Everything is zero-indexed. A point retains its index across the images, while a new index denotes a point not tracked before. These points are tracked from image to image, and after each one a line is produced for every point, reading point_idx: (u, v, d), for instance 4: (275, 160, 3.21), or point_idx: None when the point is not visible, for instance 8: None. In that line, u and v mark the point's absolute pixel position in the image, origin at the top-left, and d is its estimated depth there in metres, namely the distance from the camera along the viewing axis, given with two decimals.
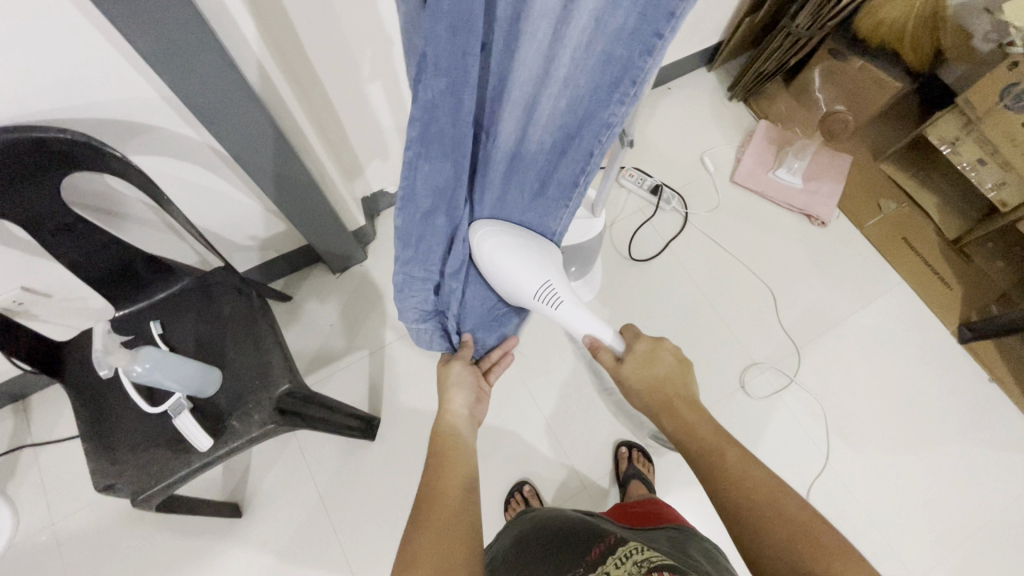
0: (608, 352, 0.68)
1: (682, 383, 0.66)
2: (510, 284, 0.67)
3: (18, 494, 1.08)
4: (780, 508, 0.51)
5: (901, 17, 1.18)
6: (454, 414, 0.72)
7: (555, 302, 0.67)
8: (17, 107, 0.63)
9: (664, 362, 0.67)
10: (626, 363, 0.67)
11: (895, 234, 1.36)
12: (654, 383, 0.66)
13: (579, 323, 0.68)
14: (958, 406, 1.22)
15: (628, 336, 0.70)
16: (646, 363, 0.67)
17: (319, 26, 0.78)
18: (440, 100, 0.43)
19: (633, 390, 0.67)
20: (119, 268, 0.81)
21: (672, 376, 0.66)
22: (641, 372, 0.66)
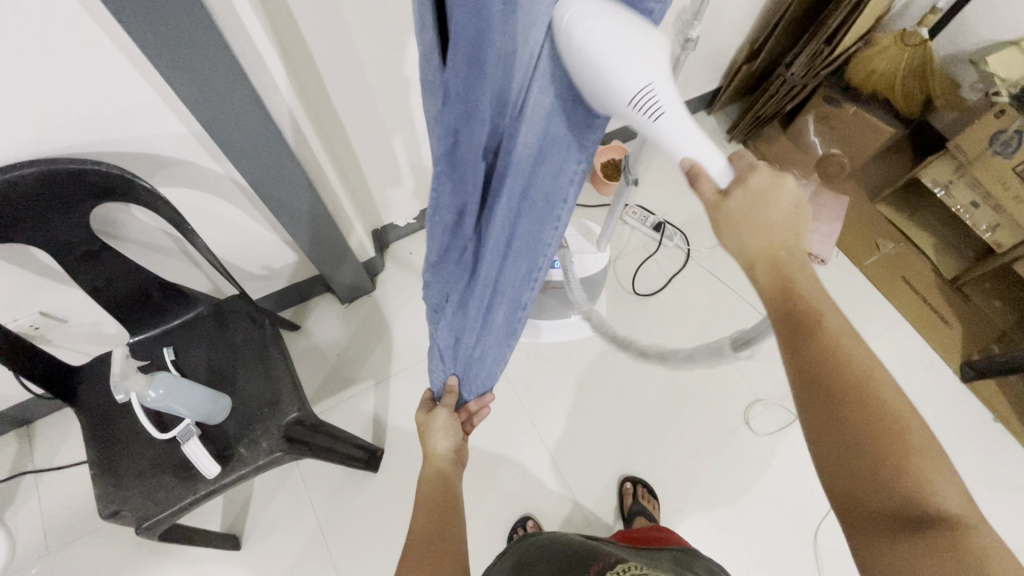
0: (711, 183, 0.40)
1: (793, 229, 0.43)
2: (596, 82, 0.37)
3: (15, 522, 1.07)
4: (874, 400, 0.40)
5: (890, 68, 1.25)
6: (439, 456, 0.76)
7: (655, 114, 0.38)
8: (58, 139, 0.66)
9: (780, 204, 0.42)
10: (734, 199, 0.41)
11: (894, 273, 1.38)
12: (761, 226, 0.43)
13: (681, 141, 0.39)
14: (965, 444, 1.22)
15: (739, 165, 0.43)
16: (757, 202, 0.42)
17: (342, 68, 0.83)
18: (460, 133, 0.39)
19: (726, 234, 0.43)
20: (137, 294, 0.84)
21: (788, 220, 0.43)
22: (745, 219, 0.42)
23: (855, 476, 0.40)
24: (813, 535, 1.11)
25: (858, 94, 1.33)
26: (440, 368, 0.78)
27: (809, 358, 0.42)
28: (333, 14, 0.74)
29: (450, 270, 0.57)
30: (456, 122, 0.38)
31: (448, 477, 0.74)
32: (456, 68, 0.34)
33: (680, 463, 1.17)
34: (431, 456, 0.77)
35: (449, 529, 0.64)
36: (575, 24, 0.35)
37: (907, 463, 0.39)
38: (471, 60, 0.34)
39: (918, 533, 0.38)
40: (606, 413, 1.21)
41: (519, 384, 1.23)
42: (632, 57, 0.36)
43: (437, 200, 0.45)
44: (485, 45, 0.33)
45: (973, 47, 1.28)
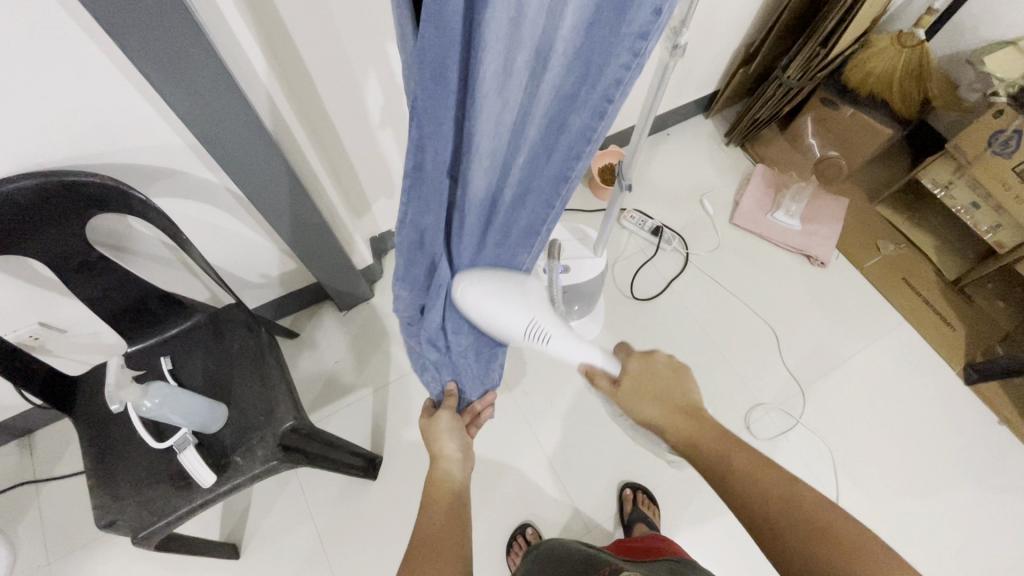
0: (604, 374, 0.66)
1: (677, 385, 0.63)
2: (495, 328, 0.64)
3: (16, 531, 1.08)
4: (801, 512, 0.51)
5: (889, 68, 1.25)
6: (447, 459, 0.74)
7: (545, 338, 0.64)
8: (54, 151, 0.67)
9: (657, 375, 0.65)
10: (622, 384, 0.65)
11: (896, 275, 1.37)
12: (654, 395, 0.63)
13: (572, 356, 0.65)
14: (971, 449, 1.20)
15: (620, 356, 0.67)
16: (645, 379, 0.64)
17: (336, 78, 0.84)
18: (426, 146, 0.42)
19: (636, 410, 0.64)
20: (135, 304, 0.84)
21: (670, 385, 0.64)
22: (638, 394, 0.64)
23: None
24: None
25: (856, 96, 1.32)
26: (434, 376, 0.81)
27: (742, 497, 0.53)
28: (325, 26, 0.75)
29: (422, 280, 0.61)
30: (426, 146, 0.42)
31: (455, 480, 0.72)
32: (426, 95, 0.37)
33: (680, 469, 1.17)
34: (437, 460, 0.75)
35: (458, 537, 0.63)
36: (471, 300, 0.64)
37: (855, 558, 0.47)
38: (435, 84, 0.36)
39: None
40: (606, 419, 1.21)
41: (519, 391, 1.23)
42: (510, 312, 0.63)
43: (405, 216, 0.50)
44: (449, 68, 0.36)
45: (969, 48, 1.28)
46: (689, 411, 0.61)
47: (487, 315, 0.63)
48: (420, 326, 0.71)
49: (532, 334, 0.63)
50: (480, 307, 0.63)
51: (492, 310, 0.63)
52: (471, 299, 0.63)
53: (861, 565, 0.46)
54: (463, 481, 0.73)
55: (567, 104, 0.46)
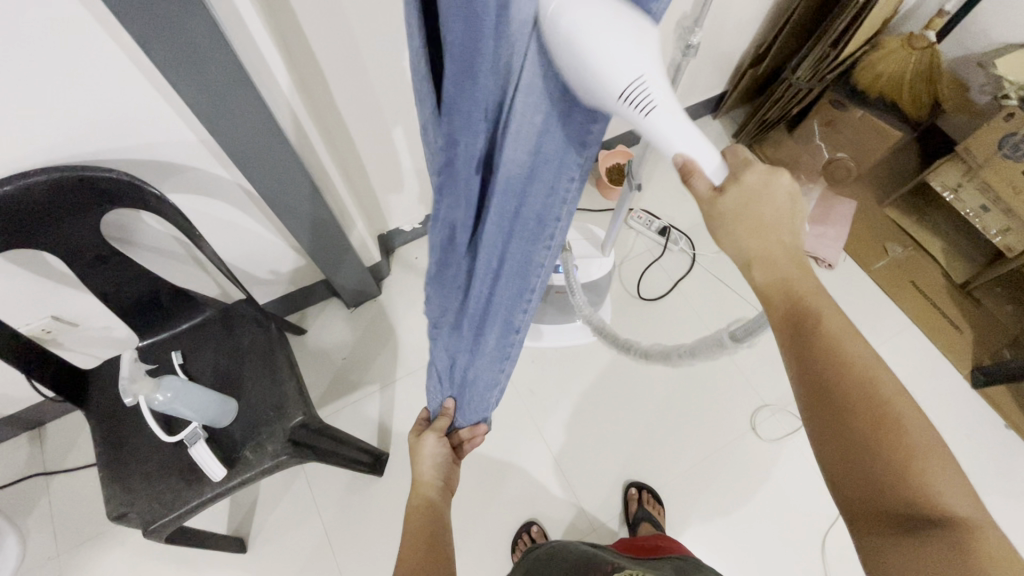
0: (704, 179, 0.41)
1: (785, 231, 0.46)
2: (584, 81, 0.33)
3: (27, 523, 1.09)
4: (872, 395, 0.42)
5: (898, 70, 1.25)
6: (426, 486, 0.77)
7: (646, 108, 0.36)
8: (69, 147, 0.68)
9: (769, 198, 0.44)
10: (725, 197, 0.42)
11: (903, 277, 1.37)
12: (755, 223, 0.44)
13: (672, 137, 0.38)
14: (977, 452, 1.20)
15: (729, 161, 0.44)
16: (749, 199, 0.43)
17: (348, 76, 0.84)
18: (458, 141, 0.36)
19: (727, 234, 0.45)
20: (147, 298, 0.85)
21: (779, 217, 0.45)
22: (737, 213, 0.44)
23: (857, 471, 0.42)
24: (821, 542, 1.09)
25: (865, 97, 1.31)
26: (437, 389, 0.78)
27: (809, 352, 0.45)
28: (339, 24, 0.76)
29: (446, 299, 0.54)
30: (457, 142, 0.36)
31: (433, 501, 0.75)
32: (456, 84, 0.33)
33: (686, 469, 1.17)
34: (416, 480, 0.78)
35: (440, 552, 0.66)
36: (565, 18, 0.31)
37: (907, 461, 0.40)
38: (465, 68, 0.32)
39: (919, 529, 0.39)
40: (612, 418, 1.21)
41: (525, 389, 1.23)
42: (622, 50, 0.33)
43: (436, 230, 0.43)
44: (478, 56, 0.31)
45: (980, 50, 1.27)
46: (786, 250, 0.46)
47: (594, 53, 0.32)
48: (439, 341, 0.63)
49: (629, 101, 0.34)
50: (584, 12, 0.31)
51: (602, 44, 0.31)
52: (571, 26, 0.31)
53: (905, 466, 0.40)
54: (442, 503, 0.76)
55: (574, 105, 0.37)
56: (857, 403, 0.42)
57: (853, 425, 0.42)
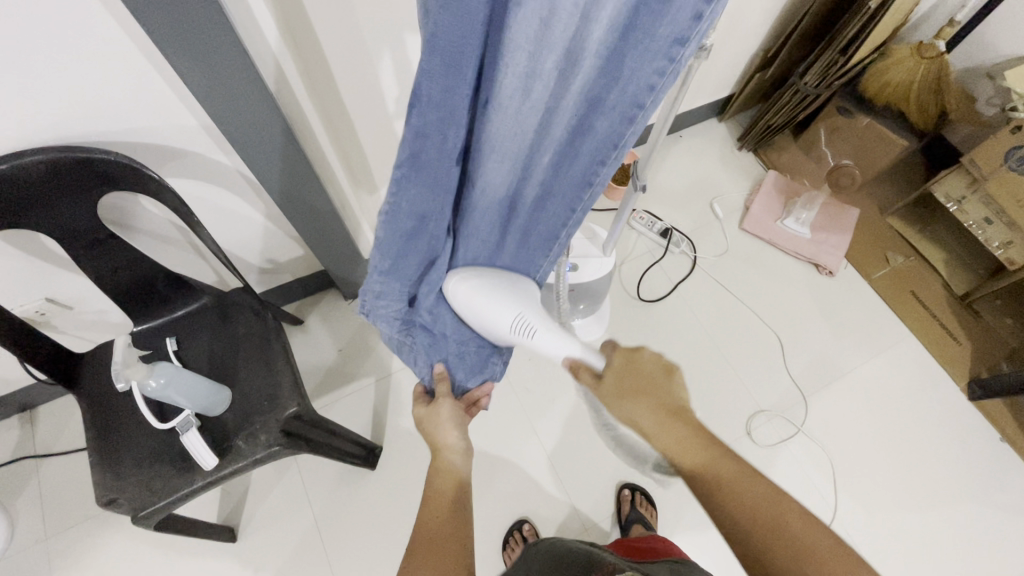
0: (588, 370, 0.58)
1: (666, 388, 0.55)
2: (484, 322, 0.63)
3: (16, 505, 1.08)
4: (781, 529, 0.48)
5: (906, 79, 1.24)
6: (448, 452, 0.70)
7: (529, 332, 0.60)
8: (67, 127, 0.67)
9: (646, 371, 0.56)
10: (605, 380, 0.57)
11: (903, 287, 1.37)
12: (638, 394, 0.55)
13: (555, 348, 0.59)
14: (970, 464, 1.20)
15: (606, 350, 0.58)
16: (627, 372, 0.56)
17: (354, 65, 0.83)
18: (430, 130, 0.40)
19: (619, 410, 0.56)
20: (143, 284, 0.84)
21: (657, 383, 0.55)
22: (622, 394, 0.55)
23: None
24: None
25: (872, 106, 1.31)
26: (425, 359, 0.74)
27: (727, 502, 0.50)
28: (345, 12, 0.74)
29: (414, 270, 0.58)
30: (428, 132, 0.40)
31: (459, 473, 0.69)
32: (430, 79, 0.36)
33: None
34: (439, 452, 0.70)
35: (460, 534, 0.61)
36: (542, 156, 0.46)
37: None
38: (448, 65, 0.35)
39: None
40: None
41: (521, 386, 1.23)
42: (500, 307, 0.62)
43: (399, 203, 0.47)
44: (461, 54, 0.34)
45: (990, 62, 1.26)
46: (676, 412, 0.54)
47: (480, 309, 0.62)
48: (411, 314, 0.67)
49: (518, 328, 0.61)
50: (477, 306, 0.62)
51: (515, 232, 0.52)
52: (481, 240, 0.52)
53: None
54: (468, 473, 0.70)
55: (594, 109, 0.45)
56: (776, 533, 0.48)
57: (775, 558, 0.48)
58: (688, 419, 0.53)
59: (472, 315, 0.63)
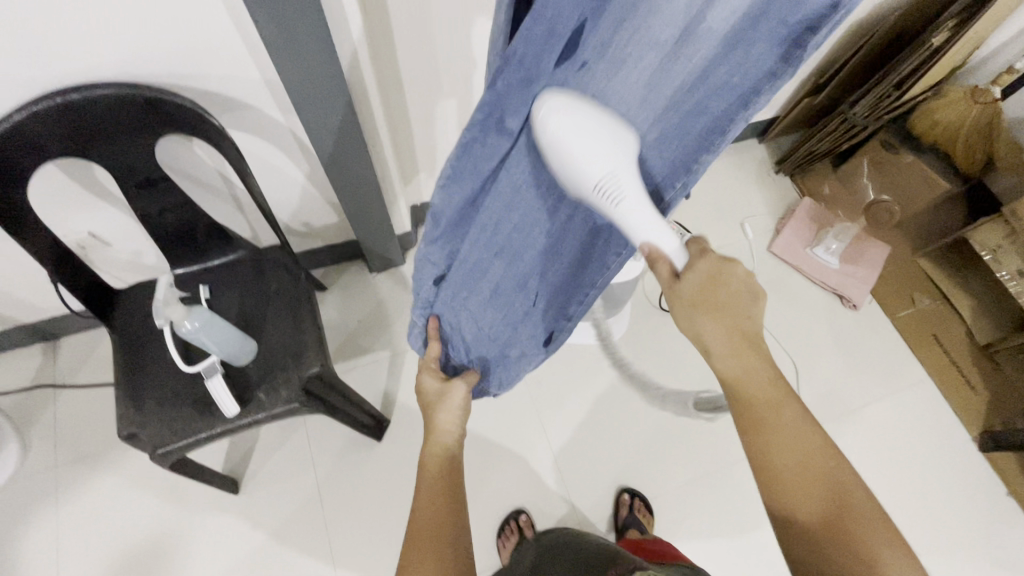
0: (666, 263, 0.53)
1: (744, 314, 0.58)
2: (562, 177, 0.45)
3: (32, 430, 1.11)
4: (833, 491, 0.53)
5: (956, 122, 1.22)
6: (446, 437, 0.68)
7: (615, 199, 0.45)
8: (139, 66, 0.69)
9: (732, 287, 0.57)
10: (684, 282, 0.56)
11: (923, 329, 1.35)
12: (716, 309, 0.57)
13: (641, 230, 0.48)
14: (972, 515, 1.19)
15: (692, 250, 0.56)
16: (709, 286, 0.56)
17: (416, 37, 0.83)
18: (513, 92, 0.41)
19: (687, 320, 0.58)
20: (185, 228, 0.85)
21: (739, 301, 0.57)
22: (700, 298, 0.56)
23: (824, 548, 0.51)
24: None
25: (918, 144, 1.31)
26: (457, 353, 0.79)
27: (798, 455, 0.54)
28: None
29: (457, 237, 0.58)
30: (513, 87, 0.40)
31: (454, 457, 0.66)
32: (529, 32, 0.37)
33: (681, 486, 1.16)
34: (432, 434, 0.68)
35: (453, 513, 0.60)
36: (548, 120, 0.42)
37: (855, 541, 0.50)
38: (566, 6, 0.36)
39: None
40: (615, 424, 1.20)
41: (534, 379, 1.24)
42: (597, 147, 0.43)
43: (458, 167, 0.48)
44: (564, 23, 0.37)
45: None
46: (749, 341, 0.58)
47: (570, 145, 0.42)
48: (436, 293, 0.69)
49: (599, 197, 0.45)
50: (563, 126, 0.42)
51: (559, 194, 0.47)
52: (554, 124, 0.42)
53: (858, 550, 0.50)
54: (462, 457, 0.67)
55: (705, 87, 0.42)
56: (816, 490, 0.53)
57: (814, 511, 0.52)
58: (755, 347, 0.57)
59: (554, 155, 0.43)
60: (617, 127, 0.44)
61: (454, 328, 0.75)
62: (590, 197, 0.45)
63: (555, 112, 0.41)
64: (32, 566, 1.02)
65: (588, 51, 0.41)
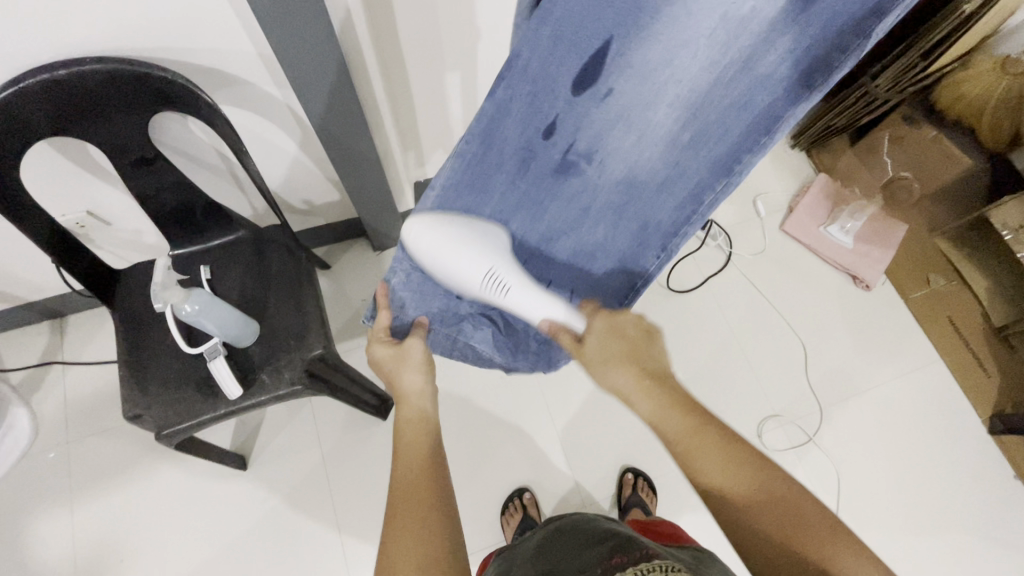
0: (569, 332, 0.59)
1: (650, 353, 0.59)
2: (447, 277, 0.57)
3: (43, 405, 1.13)
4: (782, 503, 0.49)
5: (980, 95, 1.17)
6: (413, 397, 0.63)
7: (503, 289, 0.57)
8: (128, 40, 0.66)
9: (629, 334, 0.59)
10: (588, 346, 0.58)
11: (939, 311, 1.32)
12: (621, 356, 0.57)
13: (532, 308, 0.58)
14: (978, 498, 1.19)
15: (587, 310, 0.60)
16: (610, 339, 0.58)
17: (418, 11, 0.80)
18: (527, 96, 0.55)
19: (603, 376, 0.57)
20: (184, 208, 0.84)
21: (640, 347, 0.58)
22: (603, 353, 0.57)
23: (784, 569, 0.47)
24: None
25: (941, 118, 1.26)
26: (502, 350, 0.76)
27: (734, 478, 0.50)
28: None
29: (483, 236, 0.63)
30: (516, 96, 0.54)
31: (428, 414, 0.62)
32: (534, 41, 0.50)
33: (684, 466, 1.16)
34: (401, 401, 0.64)
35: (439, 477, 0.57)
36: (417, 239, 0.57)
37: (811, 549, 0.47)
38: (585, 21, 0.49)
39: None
40: (620, 403, 1.20)
41: None
42: (470, 257, 0.56)
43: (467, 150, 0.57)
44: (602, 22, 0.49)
45: None
46: (657, 380, 0.56)
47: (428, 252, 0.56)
48: (450, 302, 0.69)
49: (489, 284, 0.57)
50: (422, 238, 0.56)
51: (443, 258, 0.56)
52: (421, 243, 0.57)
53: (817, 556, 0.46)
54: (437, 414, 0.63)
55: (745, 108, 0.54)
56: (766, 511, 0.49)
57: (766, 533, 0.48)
58: (669, 387, 0.56)
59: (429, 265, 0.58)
60: (488, 240, 0.59)
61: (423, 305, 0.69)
62: (482, 285, 0.57)
63: (415, 234, 0.57)
64: (50, 537, 1.05)
65: (607, 80, 0.55)
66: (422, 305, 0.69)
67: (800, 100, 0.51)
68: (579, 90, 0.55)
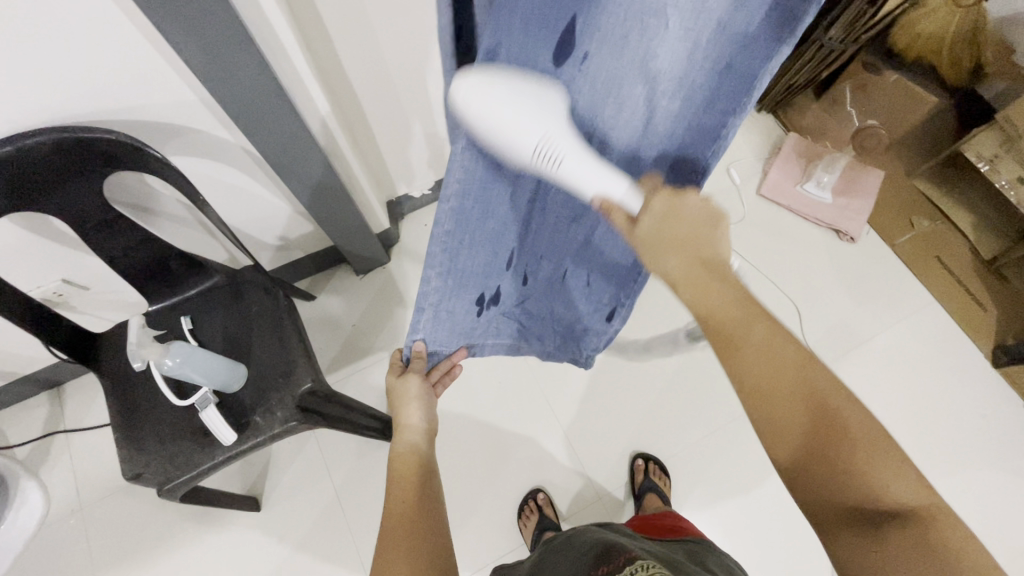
0: (621, 211, 0.44)
1: (711, 238, 0.45)
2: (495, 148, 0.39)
3: (52, 475, 1.14)
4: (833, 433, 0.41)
5: (938, 31, 1.17)
6: (410, 431, 0.66)
7: (556, 161, 0.40)
8: (68, 108, 0.66)
9: (689, 217, 0.45)
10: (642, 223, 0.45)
11: (928, 252, 1.31)
12: (674, 242, 0.45)
13: (588, 179, 0.42)
14: (991, 434, 1.18)
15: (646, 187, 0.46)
16: (667, 221, 0.45)
17: (354, 30, 0.80)
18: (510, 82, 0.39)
19: (652, 261, 0.46)
20: (154, 263, 0.84)
21: (696, 228, 0.45)
22: (661, 236, 0.44)
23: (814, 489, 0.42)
24: None
25: (900, 61, 1.24)
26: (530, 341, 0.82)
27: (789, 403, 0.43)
28: None
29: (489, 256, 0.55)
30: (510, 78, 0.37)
31: (421, 452, 0.66)
32: (509, 26, 0.36)
33: (694, 443, 1.16)
34: (400, 430, 0.67)
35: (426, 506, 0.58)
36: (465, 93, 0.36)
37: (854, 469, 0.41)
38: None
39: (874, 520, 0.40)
40: (622, 390, 1.20)
41: (535, 358, 1.23)
42: (530, 117, 0.37)
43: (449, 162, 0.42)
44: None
45: None
46: (713, 270, 0.45)
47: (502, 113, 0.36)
48: (471, 328, 0.64)
49: (541, 159, 0.39)
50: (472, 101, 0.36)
51: (502, 109, 0.36)
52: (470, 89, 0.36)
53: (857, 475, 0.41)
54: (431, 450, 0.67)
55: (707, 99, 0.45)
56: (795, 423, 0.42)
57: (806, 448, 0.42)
58: (722, 275, 0.45)
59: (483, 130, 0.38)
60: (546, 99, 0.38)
61: (437, 336, 0.59)
62: (530, 161, 0.40)
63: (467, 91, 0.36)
64: None
65: (584, 48, 0.41)
66: (444, 345, 0.61)
67: (784, 40, 0.39)
68: (557, 63, 0.40)
